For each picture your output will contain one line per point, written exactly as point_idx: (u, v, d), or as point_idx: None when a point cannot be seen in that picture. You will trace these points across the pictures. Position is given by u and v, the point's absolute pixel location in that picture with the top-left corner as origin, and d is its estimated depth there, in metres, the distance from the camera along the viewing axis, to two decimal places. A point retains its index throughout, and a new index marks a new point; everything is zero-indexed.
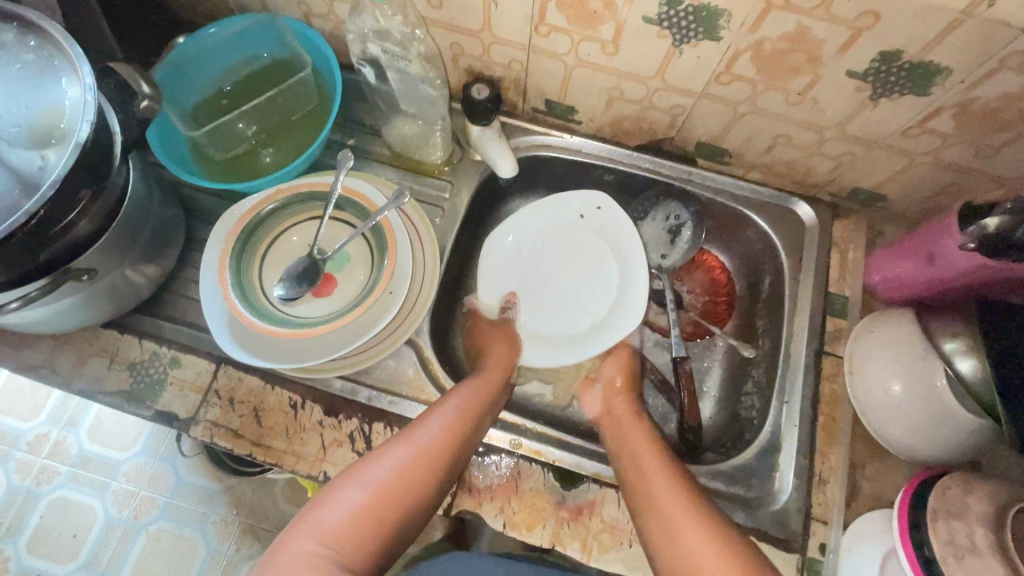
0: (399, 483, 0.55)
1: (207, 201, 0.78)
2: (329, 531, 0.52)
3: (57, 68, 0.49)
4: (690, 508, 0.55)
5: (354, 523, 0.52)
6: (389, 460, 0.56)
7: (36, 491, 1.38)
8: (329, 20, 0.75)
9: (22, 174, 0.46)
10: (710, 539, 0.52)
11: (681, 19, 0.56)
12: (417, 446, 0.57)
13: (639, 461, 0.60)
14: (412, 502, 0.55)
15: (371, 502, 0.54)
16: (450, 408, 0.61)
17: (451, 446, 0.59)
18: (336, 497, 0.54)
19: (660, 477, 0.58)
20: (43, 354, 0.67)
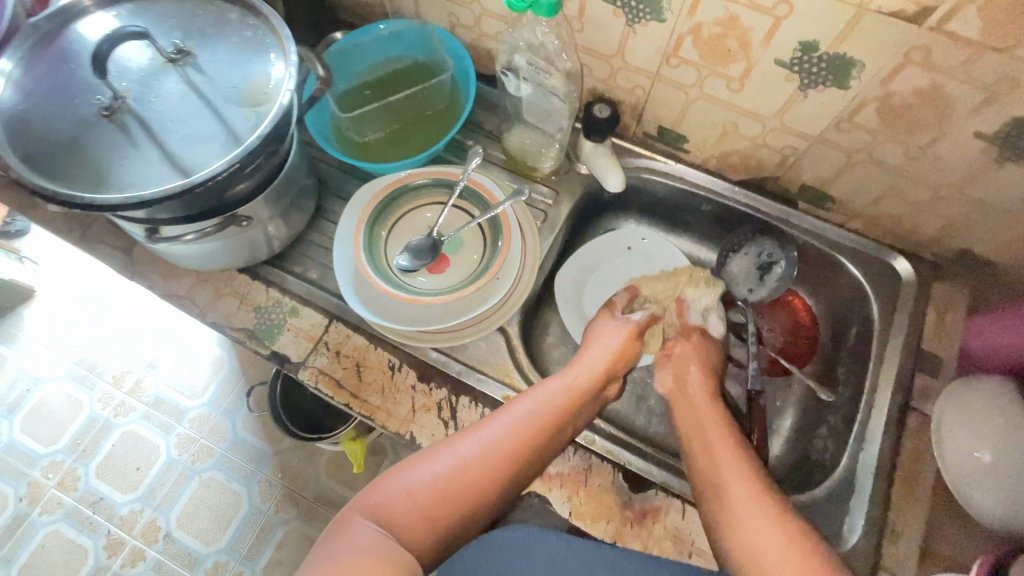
0: (486, 463, 0.59)
1: (337, 176, 0.87)
2: (413, 498, 0.55)
3: (269, 46, 0.58)
4: (752, 501, 0.57)
5: (439, 495, 0.56)
6: (484, 438, 0.60)
7: (113, 422, 1.51)
8: (473, 32, 0.83)
9: (233, 128, 0.55)
10: (772, 533, 0.55)
11: (813, 65, 0.60)
12: (510, 429, 0.61)
13: (709, 449, 0.63)
14: (496, 485, 0.59)
15: (460, 477, 0.57)
16: (540, 396, 0.64)
17: (540, 436, 0.62)
18: (427, 464, 0.58)
19: (732, 468, 0.60)
20: (185, 286, 0.77)
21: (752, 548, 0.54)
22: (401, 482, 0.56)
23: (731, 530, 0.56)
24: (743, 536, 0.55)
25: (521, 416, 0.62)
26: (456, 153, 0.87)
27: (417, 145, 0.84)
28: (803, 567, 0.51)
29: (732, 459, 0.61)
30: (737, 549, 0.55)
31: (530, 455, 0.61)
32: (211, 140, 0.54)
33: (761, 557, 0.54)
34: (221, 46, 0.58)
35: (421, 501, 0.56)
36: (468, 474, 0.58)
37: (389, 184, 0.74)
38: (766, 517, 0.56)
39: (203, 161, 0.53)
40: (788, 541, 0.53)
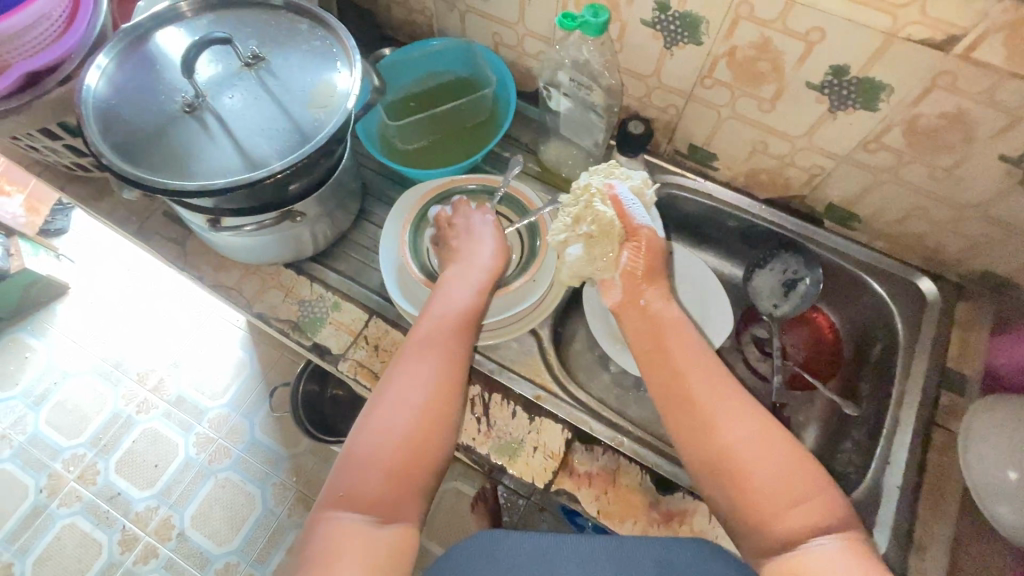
0: (425, 403, 0.60)
1: (380, 181, 0.91)
2: (368, 466, 0.55)
3: (336, 55, 0.63)
4: (722, 402, 0.56)
5: (392, 452, 0.56)
6: (410, 378, 0.61)
7: (134, 418, 1.54)
8: (515, 51, 0.88)
9: (302, 127, 0.59)
10: (746, 434, 0.54)
11: (843, 88, 0.64)
12: (426, 362, 0.62)
13: (664, 356, 0.60)
14: (437, 419, 0.60)
15: (405, 423, 0.58)
16: (428, 320, 0.65)
17: (447, 354, 0.63)
18: (367, 425, 0.58)
19: (694, 369, 0.58)
20: (234, 278, 0.81)
21: (732, 450, 0.53)
22: (355, 455, 0.56)
23: (704, 436, 0.55)
24: (719, 441, 0.54)
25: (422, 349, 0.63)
26: (493, 163, 0.92)
27: (457, 154, 0.88)
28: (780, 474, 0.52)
29: (695, 364, 0.59)
30: (714, 456, 0.54)
31: (450, 376, 0.62)
32: (282, 137, 0.59)
33: (740, 457, 0.53)
34: (292, 52, 0.63)
35: (380, 463, 0.56)
36: (410, 419, 0.58)
37: (438, 186, 0.80)
38: (742, 420, 0.55)
39: (273, 154, 0.58)
40: (765, 440, 0.53)
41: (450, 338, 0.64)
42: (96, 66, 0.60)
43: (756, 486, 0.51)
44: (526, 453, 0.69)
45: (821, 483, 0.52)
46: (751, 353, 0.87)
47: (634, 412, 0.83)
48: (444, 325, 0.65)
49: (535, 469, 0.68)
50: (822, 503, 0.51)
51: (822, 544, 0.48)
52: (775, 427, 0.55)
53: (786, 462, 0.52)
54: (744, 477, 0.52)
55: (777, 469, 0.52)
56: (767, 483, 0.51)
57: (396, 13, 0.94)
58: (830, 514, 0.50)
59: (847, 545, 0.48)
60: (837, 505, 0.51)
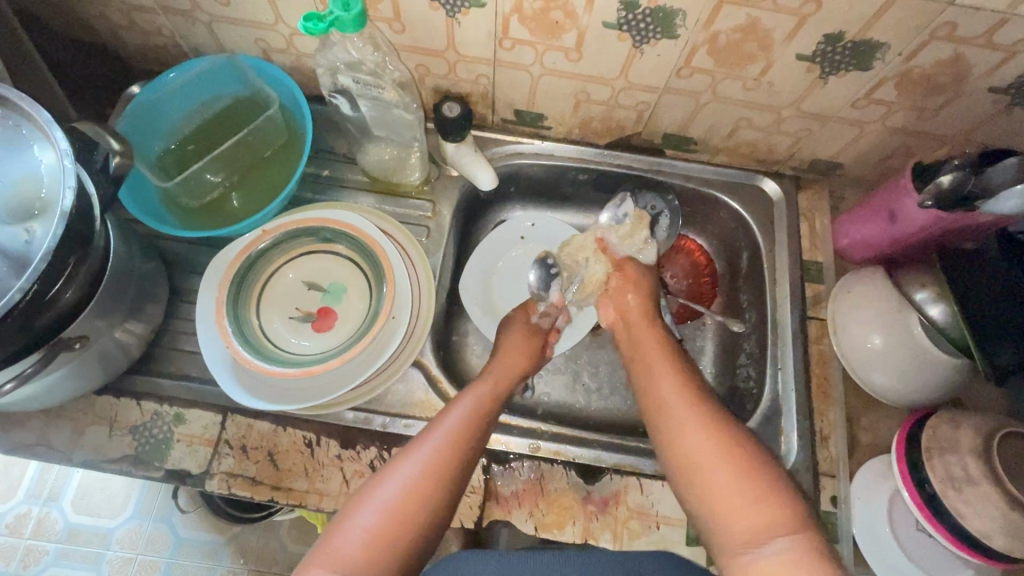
0: (426, 482, 0.55)
1: (186, 251, 0.76)
2: (361, 544, 0.50)
3: (28, 138, 0.48)
4: (692, 409, 0.58)
5: (393, 524, 0.51)
6: (423, 455, 0.56)
7: (25, 574, 1.28)
8: (289, 54, 0.74)
9: (8, 251, 0.45)
10: (709, 440, 0.55)
11: (640, 21, 0.59)
12: (450, 442, 0.58)
13: (652, 379, 0.63)
14: (435, 494, 0.54)
15: (403, 504, 0.53)
16: (465, 403, 0.63)
17: (468, 438, 0.59)
18: (368, 502, 0.53)
19: (670, 393, 0.61)
20: (35, 432, 0.65)
21: (694, 459, 0.55)
22: (353, 528, 0.51)
23: (677, 444, 0.57)
24: (687, 451, 0.56)
25: (453, 424, 0.60)
26: (312, 188, 0.80)
27: (269, 190, 0.75)
28: (734, 459, 0.53)
29: (670, 385, 0.62)
30: (684, 455, 0.56)
31: (465, 462, 0.58)
32: None
33: (705, 472, 0.54)
34: None
35: (370, 542, 0.50)
36: (409, 499, 0.53)
37: (240, 253, 0.66)
38: (705, 431, 0.56)
39: None
40: (726, 449, 0.54)
41: (472, 427, 0.60)
42: None
43: (718, 489, 0.52)
44: None
45: (772, 482, 0.51)
46: None
47: (547, 398, 0.80)
48: (472, 416, 0.62)
49: (460, 511, 0.63)
50: (774, 505, 0.50)
51: (783, 543, 0.47)
52: (740, 437, 0.55)
53: (742, 471, 0.52)
54: (709, 494, 0.53)
55: (732, 480, 0.52)
56: (728, 489, 0.52)
57: (124, 41, 0.75)
58: (783, 512, 0.49)
59: (803, 545, 0.47)
60: (798, 508, 0.49)
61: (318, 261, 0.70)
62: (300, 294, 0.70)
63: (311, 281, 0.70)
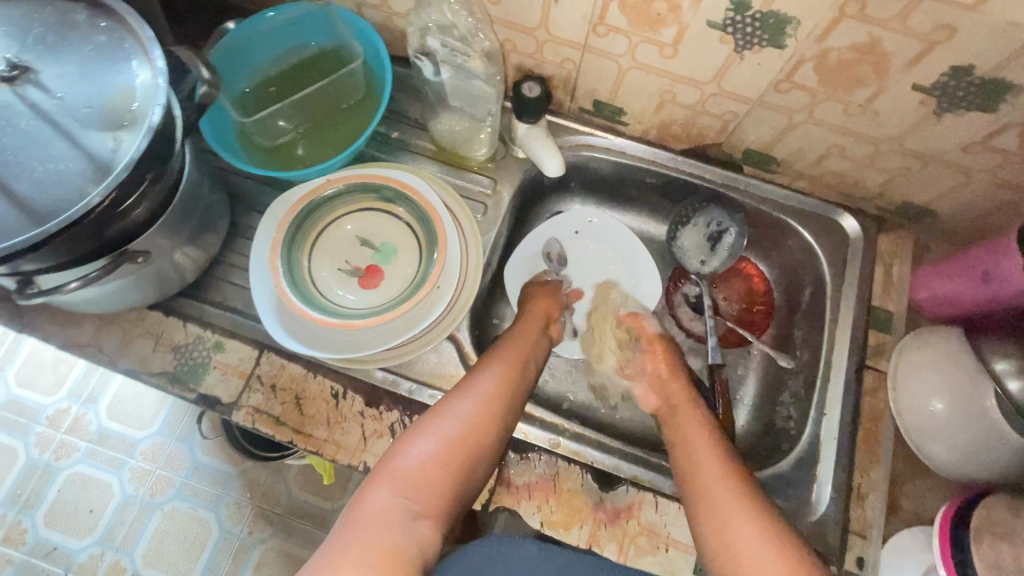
0: (479, 420, 0.59)
1: (252, 188, 0.78)
2: (420, 469, 0.55)
3: (129, 51, 0.49)
4: (745, 512, 0.53)
5: (449, 457, 0.56)
6: (478, 394, 0.60)
7: (55, 465, 1.36)
8: (382, 11, 0.74)
9: (94, 156, 0.46)
10: (764, 544, 0.51)
11: (748, 25, 0.56)
12: (501, 381, 0.62)
13: (695, 457, 0.60)
14: (487, 436, 0.59)
15: (462, 435, 0.58)
16: (507, 351, 0.66)
17: (515, 380, 0.63)
18: (426, 430, 0.57)
19: (717, 471, 0.57)
20: (87, 332, 0.68)
21: (742, 559, 0.51)
22: (412, 454, 0.56)
23: (719, 543, 0.53)
24: (732, 548, 0.52)
25: (504, 364, 0.64)
26: (379, 147, 0.80)
27: (337, 142, 0.75)
28: (785, 554, 0.50)
29: (717, 471, 0.57)
30: (722, 539, 0.53)
31: (514, 400, 0.62)
32: (72, 174, 0.46)
33: (745, 559, 0.51)
34: (67, 54, 0.49)
35: (427, 469, 0.55)
36: (467, 431, 0.58)
37: (302, 197, 0.67)
38: (758, 529, 0.52)
39: (66, 199, 0.45)
40: (779, 550, 0.50)
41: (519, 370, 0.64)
42: None
43: None
44: None
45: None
46: (684, 314, 0.84)
47: (572, 396, 0.79)
48: (516, 360, 0.65)
49: None
50: None
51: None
52: (788, 531, 0.52)
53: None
54: None
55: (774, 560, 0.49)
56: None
57: None
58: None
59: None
60: None
61: (375, 218, 0.71)
62: (351, 247, 0.70)
63: (364, 237, 0.71)
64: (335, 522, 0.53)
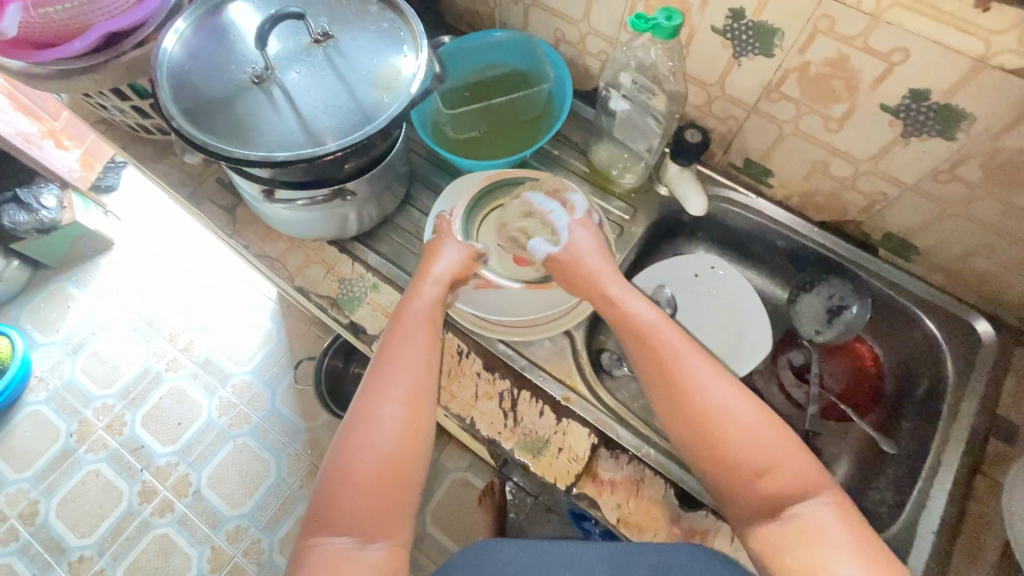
0: (402, 414, 0.58)
1: (428, 169, 0.92)
2: (352, 490, 0.55)
3: (403, 39, 0.64)
4: (710, 370, 0.58)
5: (374, 469, 0.56)
6: (384, 407, 0.58)
7: (164, 375, 1.56)
8: (577, 49, 0.87)
9: (364, 108, 0.60)
10: (736, 400, 0.56)
11: (920, 113, 0.61)
12: (408, 389, 0.60)
13: (658, 334, 0.61)
14: (412, 427, 0.58)
15: (377, 459, 0.56)
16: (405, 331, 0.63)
17: (424, 360, 0.62)
18: (347, 446, 0.57)
19: (680, 345, 0.59)
20: (278, 250, 0.83)
21: (710, 417, 0.55)
22: (338, 480, 0.55)
23: (694, 405, 0.56)
24: (701, 410, 0.56)
25: (409, 373, 0.60)
26: (541, 159, 0.92)
27: (511, 145, 0.87)
28: (754, 426, 0.55)
29: (681, 345, 0.59)
30: (699, 420, 0.56)
31: (425, 406, 0.60)
32: (345, 117, 0.59)
33: (723, 430, 0.55)
34: (361, 32, 0.64)
35: (362, 489, 0.55)
36: (379, 453, 0.56)
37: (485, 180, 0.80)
38: (729, 400, 0.56)
39: (335, 132, 0.58)
40: (748, 402, 0.56)
41: (425, 367, 0.61)
42: (174, 29, 0.62)
43: (740, 451, 0.54)
44: (550, 454, 0.69)
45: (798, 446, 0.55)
46: (787, 377, 0.85)
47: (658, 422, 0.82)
48: (416, 340, 0.63)
49: (557, 471, 0.68)
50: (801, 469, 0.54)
51: (813, 507, 0.51)
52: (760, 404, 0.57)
53: (765, 426, 0.55)
54: (729, 450, 0.54)
55: (760, 439, 0.54)
56: (761, 452, 0.54)
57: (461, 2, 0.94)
58: (815, 478, 0.53)
59: (835, 509, 0.51)
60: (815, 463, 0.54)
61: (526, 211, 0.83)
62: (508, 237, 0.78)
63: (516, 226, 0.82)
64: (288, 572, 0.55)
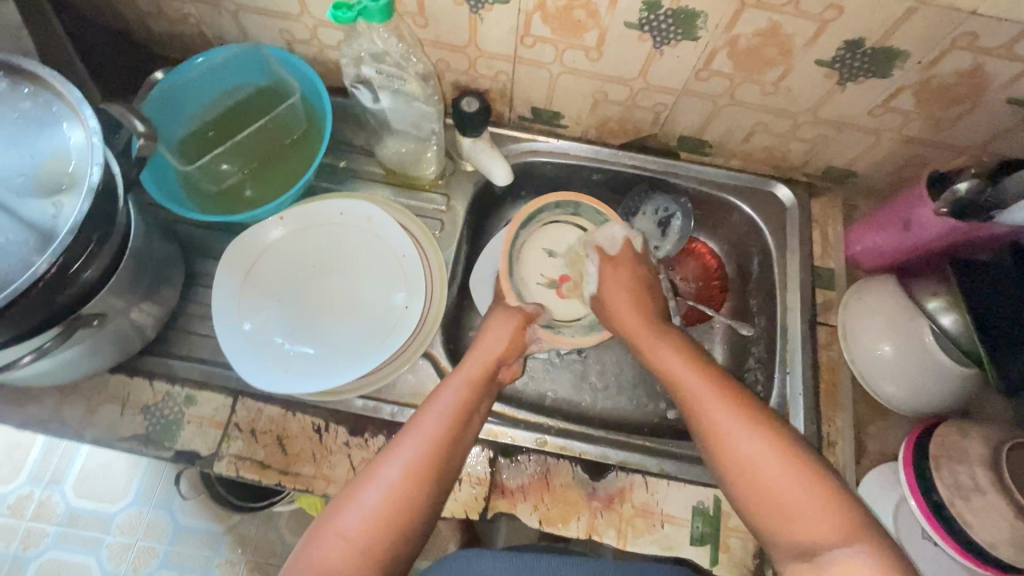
0: (410, 479, 0.53)
1: (202, 234, 0.77)
2: (343, 542, 0.50)
3: (58, 115, 0.49)
4: (748, 428, 0.54)
5: (372, 528, 0.51)
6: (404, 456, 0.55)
7: (24, 555, 1.26)
8: (313, 45, 0.74)
9: (36, 225, 0.46)
10: (773, 456, 0.52)
11: (661, 22, 0.60)
12: (434, 440, 0.56)
13: (703, 406, 0.57)
14: (424, 488, 0.54)
15: (385, 508, 0.52)
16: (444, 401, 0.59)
17: (451, 429, 0.57)
18: (353, 502, 0.52)
19: (721, 401, 0.57)
20: (48, 407, 0.66)
21: (754, 464, 0.53)
22: (332, 532, 0.51)
23: (729, 457, 0.54)
24: (741, 458, 0.53)
25: (438, 424, 0.57)
26: (329, 178, 0.81)
27: (283, 179, 0.75)
28: (799, 467, 0.52)
29: (719, 406, 0.56)
30: (741, 469, 0.53)
31: (448, 462, 0.56)
32: (15, 245, 0.45)
33: (765, 476, 0.52)
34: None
35: (353, 545, 0.50)
36: (393, 502, 0.52)
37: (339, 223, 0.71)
38: (766, 442, 0.53)
39: (9, 271, 0.44)
40: (778, 447, 0.53)
41: (459, 420, 0.58)
42: None
43: (785, 497, 0.51)
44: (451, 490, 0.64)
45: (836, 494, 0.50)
46: None
47: (552, 394, 0.81)
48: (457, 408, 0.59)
49: (465, 503, 0.64)
50: (828, 522, 0.49)
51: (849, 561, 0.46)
52: (801, 446, 0.53)
53: (807, 479, 0.51)
54: (771, 494, 0.51)
55: (800, 483, 0.51)
56: (801, 501, 0.50)
57: (153, 27, 0.75)
58: (849, 526, 0.48)
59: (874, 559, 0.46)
60: (858, 518, 0.49)
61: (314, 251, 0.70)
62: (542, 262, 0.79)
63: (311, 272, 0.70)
64: None
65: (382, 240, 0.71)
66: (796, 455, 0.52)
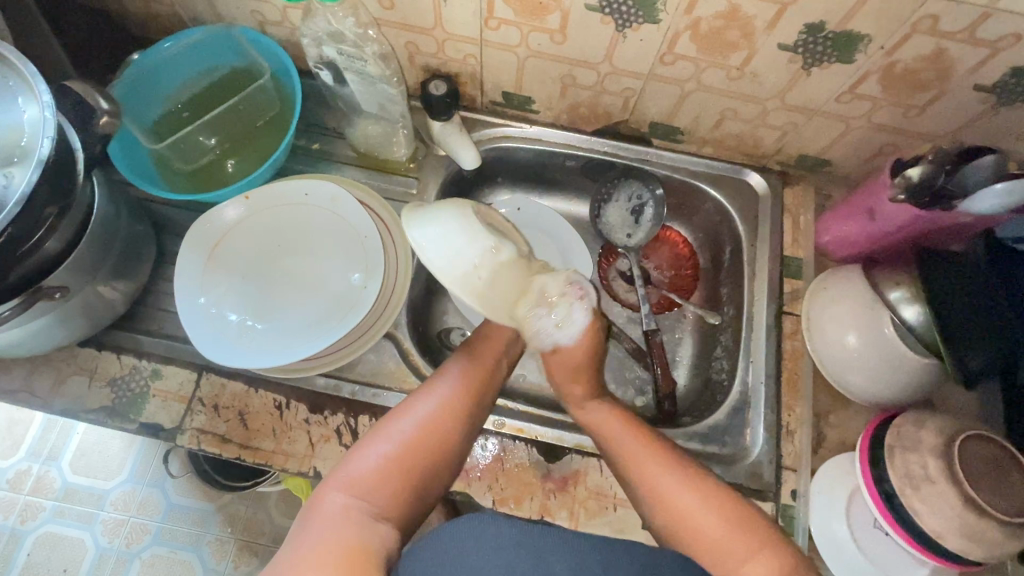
0: (442, 417, 0.59)
1: (175, 214, 0.78)
2: (378, 468, 0.55)
3: (14, 89, 0.50)
4: (656, 459, 0.59)
5: (406, 457, 0.56)
6: (442, 391, 0.60)
7: (22, 529, 1.29)
8: (284, 27, 0.75)
9: None
10: (683, 490, 0.57)
11: (622, 5, 0.59)
12: (471, 383, 0.62)
13: (614, 443, 0.62)
14: (453, 429, 0.59)
15: (419, 439, 0.57)
16: (476, 352, 0.64)
17: (483, 379, 0.63)
18: (385, 433, 0.57)
19: (631, 439, 0.61)
20: (19, 378, 0.67)
21: (678, 509, 0.56)
22: (368, 456, 0.56)
23: (655, 499, 0.58)
24: (666, 500, 0.57)
25: (466, 373, 0.62)
26: (302, 161, 0.81)
27: (255, 160, 0.76)
28: (708, 500, 0.56)
29: (629, 439, 0.61)
30: (660, 507, 0.57)
31: (478, 406, 0.61)
32: None
33: (688, 515, 0.56)
34: None
35: (384, 469, 0.55)
36: (425, 435, 0.58)
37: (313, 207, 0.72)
38: (685, 485, 0.57)
39: None
40: (694, 488, 0.57)
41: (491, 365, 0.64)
42: None
43: (705, 539, 0.54)
44: None
45: (767, 538, 0.53)
46: (618, 286, 0.86)
47: (520, 380, 0.81)
48: (489, 359, 0.65)
49: None
50: (762, 558, 0.52)
51: None
52: (719, 489, 0.57)
53: (734, 525, 0.54)
54: (695, 535, 0.55)
55: (718, 526, 0.54)
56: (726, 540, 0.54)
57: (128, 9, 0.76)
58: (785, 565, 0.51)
59: None
60: (788, 556, 0.52)
61: (271, 233, 0.71)
62: None
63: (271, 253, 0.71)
64: (291, 526, 0.53)
65: (346, 221, 0.71)
66: (711, 494, 0.56)
